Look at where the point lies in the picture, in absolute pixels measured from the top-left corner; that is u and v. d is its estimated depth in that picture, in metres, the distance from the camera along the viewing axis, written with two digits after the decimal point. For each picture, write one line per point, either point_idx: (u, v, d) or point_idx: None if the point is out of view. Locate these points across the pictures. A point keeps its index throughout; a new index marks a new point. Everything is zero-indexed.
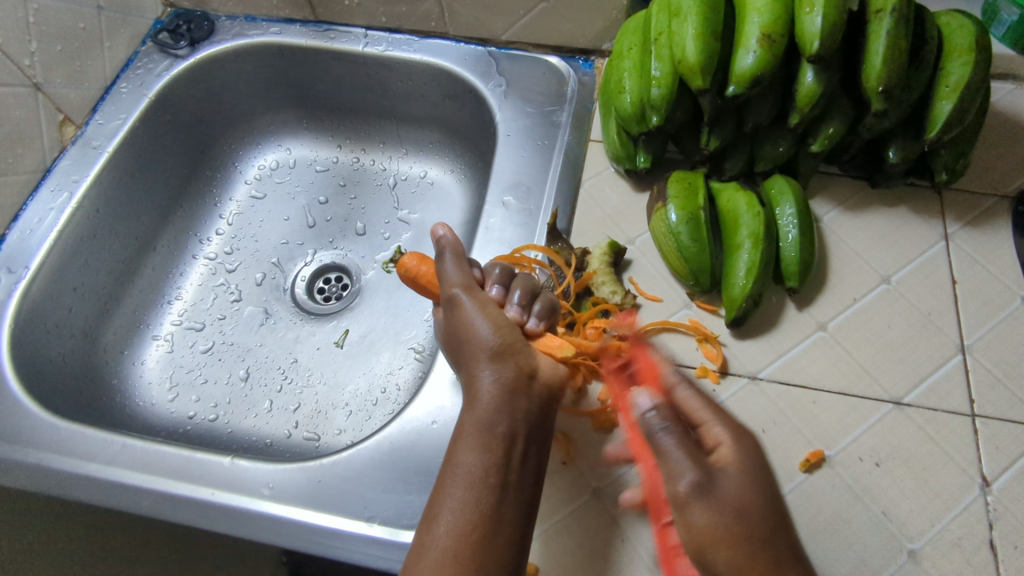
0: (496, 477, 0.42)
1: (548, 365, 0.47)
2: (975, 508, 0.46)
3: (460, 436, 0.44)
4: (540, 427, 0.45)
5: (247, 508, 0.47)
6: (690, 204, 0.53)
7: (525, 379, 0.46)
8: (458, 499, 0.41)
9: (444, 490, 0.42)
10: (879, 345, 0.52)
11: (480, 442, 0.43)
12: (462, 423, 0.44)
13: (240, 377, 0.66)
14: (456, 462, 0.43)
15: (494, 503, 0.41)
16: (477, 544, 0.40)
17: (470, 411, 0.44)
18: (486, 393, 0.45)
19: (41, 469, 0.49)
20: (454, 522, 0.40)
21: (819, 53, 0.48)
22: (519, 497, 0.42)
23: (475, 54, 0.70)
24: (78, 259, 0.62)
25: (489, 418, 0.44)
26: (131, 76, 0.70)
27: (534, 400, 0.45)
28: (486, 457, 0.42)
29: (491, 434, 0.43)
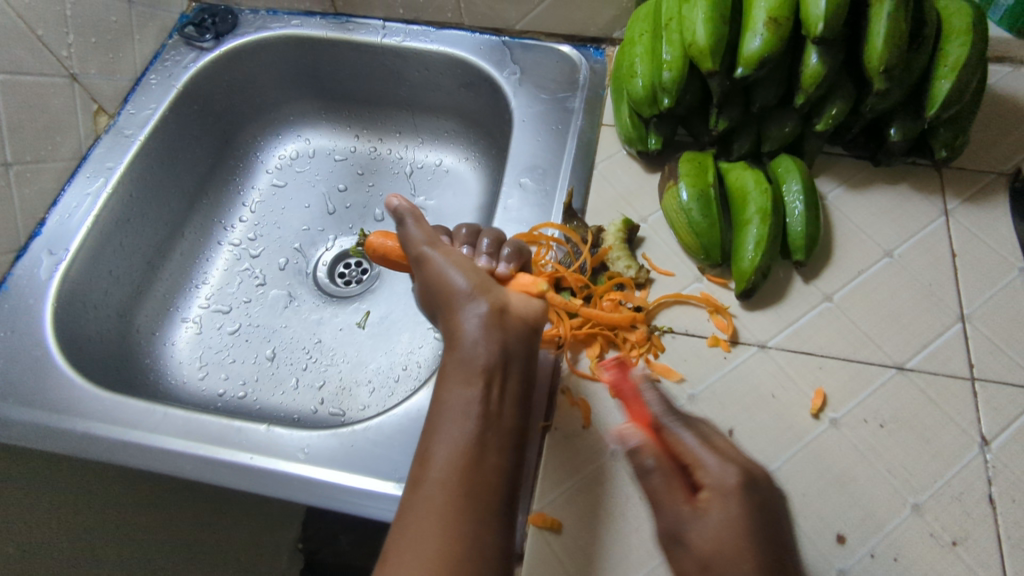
0: (482, 410, 0.43)
1: (521, 300, 0.49)
2: (974, 465, 0.48)
3: (447, 375, 0.46)
4: (523, 367, 0.47)
5: (284, 471, 0.50)
6: (701, 182, 0.56)
7: (501, 313, 0.47)
8: (448, 434, 0.42)
9: (435, 424, 0.43)
10: (882, 314, 0.55)
11: (463, 378, 0.45)
12: (447, 360, 0.47)
13: (267, 357, 0.69)
14: (444, 398, 0.44)
15: (483, 434, 0.43)
16: (467, 469, 0.41)
17: (453, 349, 0.46)
18: (472, 332, 0.46)
19: (88, 437, 0.52)
20: (447, 455, 0.42)
21: (823, 35, 0.50)
22: (502, 429, 0.44)
23: (489, 44, 0.73)
24: (113, 243, 0.65)
25: (478, 359, 0.45)
26: (160, 68, 0.73)
27: (512, 334, 0.46)
28: (471, 390, 0.44)
29: (471, 367, 0.45)
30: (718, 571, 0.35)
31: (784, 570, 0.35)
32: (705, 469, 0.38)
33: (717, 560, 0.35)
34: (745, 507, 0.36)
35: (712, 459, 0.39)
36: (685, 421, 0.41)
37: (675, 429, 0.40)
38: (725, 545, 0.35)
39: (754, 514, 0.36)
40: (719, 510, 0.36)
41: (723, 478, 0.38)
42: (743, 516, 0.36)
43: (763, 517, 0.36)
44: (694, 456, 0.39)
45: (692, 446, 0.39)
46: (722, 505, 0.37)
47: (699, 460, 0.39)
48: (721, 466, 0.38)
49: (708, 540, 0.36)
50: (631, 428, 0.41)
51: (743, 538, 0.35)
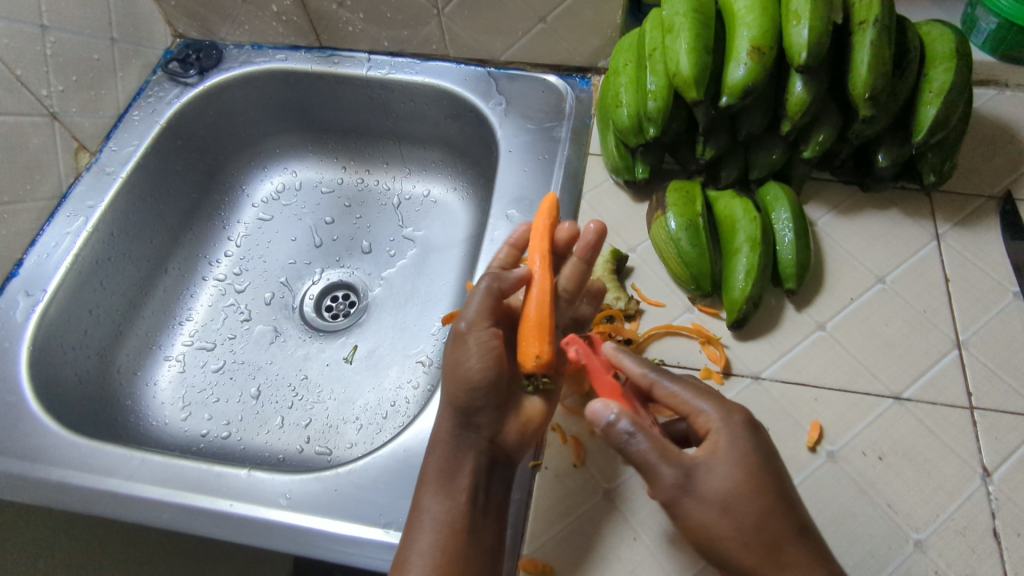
0: (457, 523, 0.44)
1: (513, 437, 0.48)
2: (977, 497, 0.47)
3: (425, 483, 0.46)
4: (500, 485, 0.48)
5: (265, 518, 0.48)
6: (689, 211, 0.55)
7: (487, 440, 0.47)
8: (427, 543, 0.43)
9: (411, 538, 0.44)
10: (877, 341, 0.54)
11: (443, 490, 0.45)
12: (424, 470, 0.47)
13: (251, 395, 0.67)
14: (422, 508, 0.45)
15: (461, 543, 0.44)
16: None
17: (431, 456, 0.47)
18: (455, 444, 0.46)
19: (62, 486, 0.50)
20: (427, 562, 0.42)
21: (807, 63, 0.50)
22: (484, 539, 0.45)
23: (475, 75, 0.73)
24: (92, 282, 0.64)
25: (451, 468, 0.46)
26: (143, 104, 0.73)
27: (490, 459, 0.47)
28: (451, 502, 0.45)
29: (451, 480, 0.46)
30: (738, 502, 0.38)
31: (778, 490, 0.40)
32: (700, 414, 0.42)
33: (735, 494, 0.38)
34: (724, 444, 0.40)
35: (705, 403, 0.42)
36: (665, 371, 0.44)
37: (665, 382, 0.43)
38: (740, 478, 0.39)
39: (728, 453, 0.40)
40: (731, 444, 0.40)
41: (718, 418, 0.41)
42: (746, 446, 0.40)
43: (762, 445, 0.41)
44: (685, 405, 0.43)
45: (682, 395, 0.43)
46: (728, 439, 0.40)
47: (698, 409, 0.42)
48: (716, 404, 0.42)
49: (714, 480, 0.39)
50: (602, 401, 0.40)
51: (751, 466, 0.39)
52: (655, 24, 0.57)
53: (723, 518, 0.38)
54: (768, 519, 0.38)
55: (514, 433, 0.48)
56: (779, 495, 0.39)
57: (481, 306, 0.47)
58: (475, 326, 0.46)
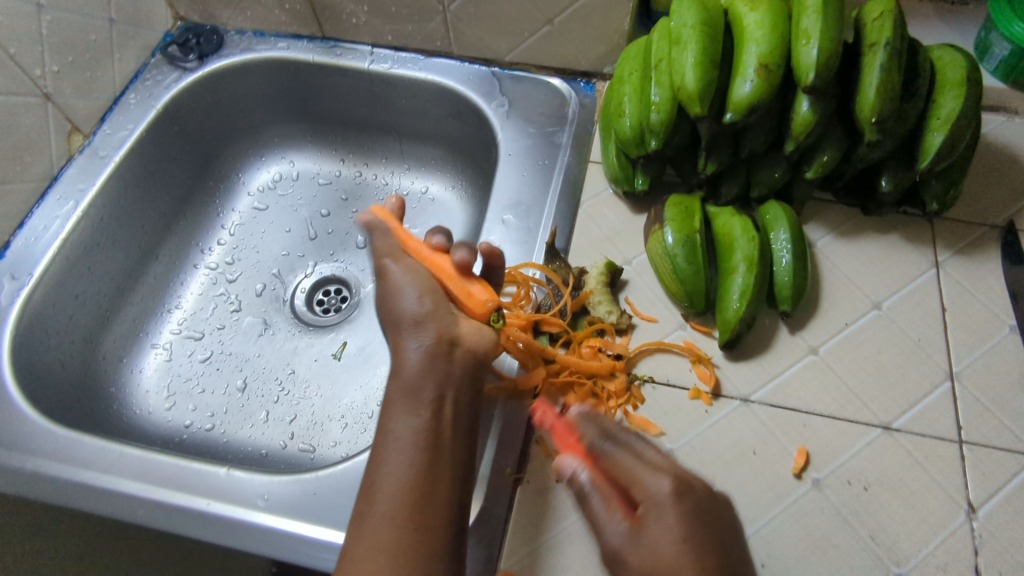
0: (428, 437, 0.43)
1: (470, 332, 0.47)
2: (961, 533, 0.46)
3: (391, 406, 0.45)
4: (463, 393, 0.46)
5: (243, 520, 0.48)
6: (686, 226, 0.54)
7: (446, 346, 0.46)
8: (395, 464, 0.42)
9: (380, 457, 0.43)
10: (870, 369, 0.53)
11: (409, 407, 0.44)
12: (390, 392, 0.46)
13: (237, 388, 0.67)
14: (389, 428, 0.44)
15: (428, 461, 0.42)
16: (416, 505, 0.41)
17: (393, 381, 0.46)
18: (415, 360, 0.45)
19: (38, 476, 0.50)
20: (395, 482, 0.41)
21: (814, 84, 0.49)
22: (453, 459, 0.43)
23: (479, 74, 0.72)
24: (81, 267, 0.63)
25: (415, 385, 0.45)
26: (140, 88, 0.71)
27: (457, 368, 0.46)
28: (414, 421, 0.44)
29: (417, 398, 0.44)
30: None
31: None
32: (641, 486, 0.36)
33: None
34: (648, 514, 0.35)
35: (645, 474, 0.37)
36: (616, 442, 0.39)
37: (606, 449, 0.39)
38: (663, 559, 0.33)
39: (659, 527, 0.34)
40: (659, 520, 0.34)
41: (656, 490, 0.36)
42: (677, 525, 0.34)
43: (701, 520, 0.34)
44: (631, 476, 0.37)
45: (633, 461, 0.37)
46: (658, 515, 0.35)
47: (637, 478, 0.37)
48: (654, 476, 0.36)
49: (641, 556, 0.34)
50: (570, 456, 0.40)
51: (680, 547, 0.33)
52: (662, 34, 0.56)
53: None
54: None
55: (470, 332, 0.47)
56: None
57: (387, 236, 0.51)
58: (397, 259, 0.50)
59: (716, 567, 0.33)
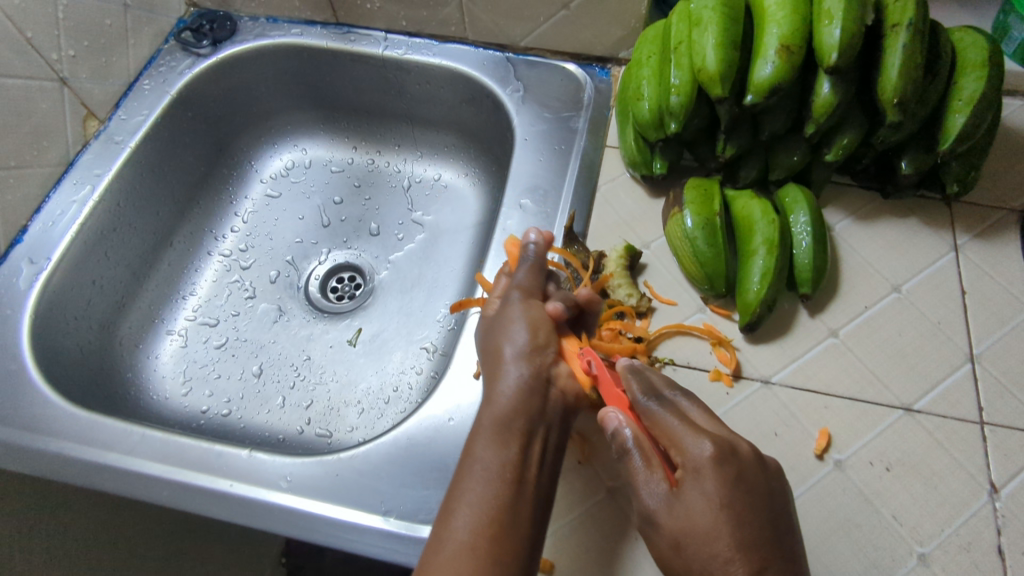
0: (516, 473, 0.41)
1: (568, 374, 0.46)
2: (984, 513, 0.46)
3: (478, 430, 0.43)
4: (558, 434, 0.45)
5: (265, 500, 0.48)
6: (706, 209, 0.54)
7: (543, 381, 0.45)
8: (478, 494, 0.40)
9: (461, 484, 0.41)
10: (890, 352, 0.53)
11: (498, 440, 0.42)
12: (480, 419, 0.44)
13: (253, 373, 0.67)
14: (473, 455, 0.42)
15: (509, 492, 0.40)
16: (496, 537, 0.38)
17: (486, 409, 0.45)
18: (507, 391, 0.44)
19: (60, 458, 0.50)
20: (473, 516, 0.39)
21: (837, 64, 0.49)
22: (536, 493, 0.42)
23: (493, 59, 0.71)
24: (97, 252, 0.63)
25: (507, 416, 0.43)
26: (154, 74, 0.71)
27: (552, 404, 0.45)
28: (504, 454, 0.42)
29: (508, 428, 0.43)
30: (691, 546, 0.37)
31: (739, 541, 0.36)
32: (682, 449, 0.39)
33: (692, 538, 0.37)
34: (692, 483, 0.38)
35: (687, 437, 0.39)
36: (660, 399, 0.41)
37: (648, 409, 0.41)
38: (699, 524, 0.37)
39: (707, 490, 0.37)
40: (697, 487, 0.38)
41: (697, 454, 0.38)
42: (715, 492, 0.37)
43: (740, 486, 0.37)
44: (672, 438, 0.39)
45: (668, 423, 0.40)
46: (695, 481, 0.38)
47: (676, 440, 0.39)
48: (695, 442, 0.38)
49: (674, 515, 0.38)
50: (614, 410, 0.42)
51: (717, 514, 0.37)
52: (681, 16, 0.56)
53: (678, 554, 0.38)
54: (716, 570, 0.36)
55: (567, 373, 0.46)
56: (745, 547, 0.36)
57: (532, 275, 0.51)
58: (528, 297, 0.50)
59: (754, 525, 0.37)
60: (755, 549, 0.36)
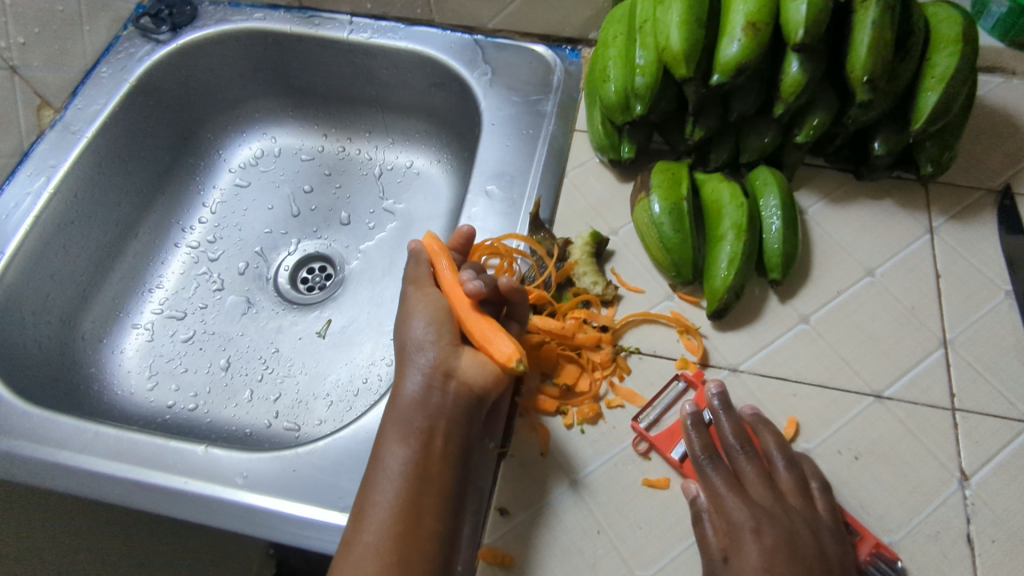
0: (417, 469, 0.43)
1: (470, 364, 0.45)
2: (953, 502, 0.45)
3: (385, 431, 0.45)
4: (461, 428, 0.45)
5: (220, 498, 0.47)
6: (673, 194, 0.53)
7: (442, 377, 0.45)
8: (385, 494, 0.42)
9: (371, 485, 0.43)
10: (861, 337, 0.52)
11: (400, 435, 0.44)
12: (385, 421, 0.45)
13: (221, 367, 0.66)
14: (381, 457, 0.43)
15: (416, 492, 0.42)
16: (401, 537, 0.41)
17: (390, 409, 0.45)
18: (411, 391, 0.45)
19: (11, 456, 0.49)
20: (383, 519, 0.41)
21: (804, 41, 0.47)
22: (441, 491, 0.43)
23: (461, 42, 0.70)
24: (55, 246, 0.62)
25: (407, 415, 0.44)
26: (112, 60, 0.69)
27: (452, 400, 0.45)
28: (405, 451, 0.43)
29: (409, 427, 0.44)
30: None
31: None
32: (729, 514, 0.43)
33: None
34: (743, 549, 0.41)
35: (734, 505, 0.43)
36: (716, 459, 0.45)
37: (705, 469, 0.44)
38: None
39: (755, 549, 0.41)
40: (748, 552, 0.41)
41: (740, 521, 0.42)
42: (761, 556, 0.41)
43: (786, 555, 0.41)
44: (720, 502, 0.43)
45: (716, 487, 0.44)
46: (747, 548, 0.41)
47: (722, 503, 0.43)
48: (740, 511, 0.42)
49: None
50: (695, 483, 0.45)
51: None
52: None
53: None
54: None
55: (469, 365, 0.45)
56: None
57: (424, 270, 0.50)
58: (420, 286, 0.49)
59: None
60: None
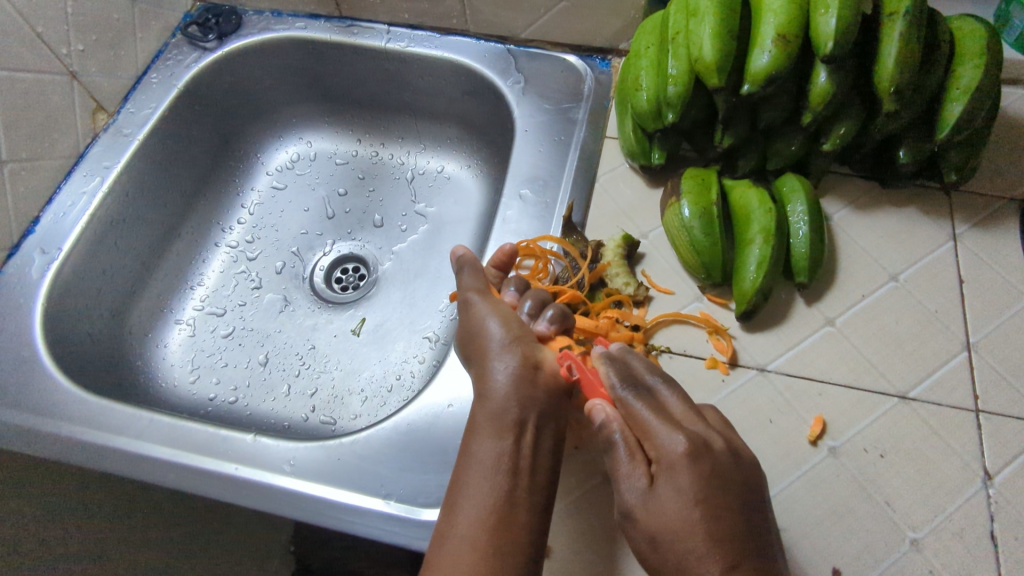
0: (511, 462, 0.44)
1: (555, 358, 0.49)
2: (977, 500, 0.47)
3: (476, 426, 0.46)
4: (550, 420, 0.47)
5: (269, 484, 0.49)
6: (703, 199, 0.55)
7: (532, 369, 0.48)
8: (478, 489, 0.43)
9: (464, 479, 0.44)
10: (887, 340, 0.53)
11: (493, 430, 0.45)
12: (475, 415, 0.47)
13: (260, 362, 0.68)
14: (472, 450, 0.45)
15: (509, 484, 0.43)
16: (497, 528, 0.41)
17: (480, 404, 0.47)
18: (499, 383, 0.47)
19: (72, 442, 0.52)
20: (479, 508, 0.42)
21: (833, 53, 0.49)
22: (535, 483, 0.44)
23: (495, 52, 0.72)
24: (106, 243, 0.65)
25: (499, 408, 0.46)
26: (161, 67, 0.72)
27: (542, 391, 0.47)
28: (499, 443, 0.45)
29: (502, 420, 0.45)
30: (665, 543, 0.39)
31: (714, 533, 0.38)
32: (656, 443, 0.41)
33: (664, 534, 0.39)
34: (665, 475, 0.40)
35: (663, 431, 0.41)
36: (636, 390, 0.43)
37: (625, 399, 0.43)
38: (671, 519, 0.39)
39: (684, 474, 0.39)
40: (669, 482, 0.40)
41: (670, 449, 0.40)
42: (686, 484, 0.39)
43: (712, 480, 0.39)
44: (647, 429, 0.42)
45: (644, 417, 0.42)
46: (668, 477, 0.40)
47: (650, 432, 0.41)
48: (669, 435, 0.40)
49: (649, 511, 0.40)
50: (602, 403, 0.44)
51: (687, 509, 0.39)
52: (679, 7, 0.56)
53: (653, 551, 0.40)
54: (692, 566, 0.38)
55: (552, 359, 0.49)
56: (716, 542, 0.38)
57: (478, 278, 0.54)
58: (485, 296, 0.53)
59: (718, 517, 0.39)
60: (736, 537, 0.38)
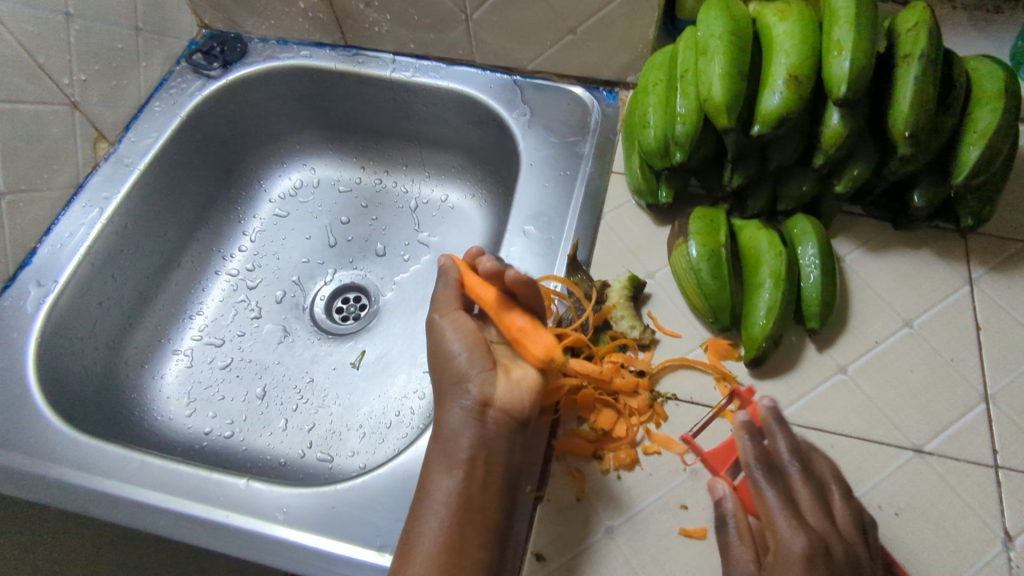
0: (461, 500, 0.44)
1: (507, 389, 0.47)
2: (997, 563, 0.45)
3: (431, 462, 0.46)
4: (503, 454, 0.46)
5: (260, 533, 0.48)
6: (711, 239, 0.53)
7: (484, 407, 0.47)
8: (433, 526, 0.43)
9: (418, 515, 0.44)
10: (901, 389, 0.52)
11: (445, 466, 0.45)
12: (430, 453, 0.47)
13: (257, 395, 0.67)
14: (428, 487, 0.45)
15: (461, 520, 0.44)
16: (449, 564, 0.42)
17: (434, 441, 0.47)
18: (454, 421, 0.47)
19: (61, 484, 0.50)
20: (434, 543, 0.43)
21: (846, 96, 0.48)
22: (484, 520, 0.44)
23: (501, 83, 0.71)
24: (104, 274, 0.64)
25: (450, 445, 0.46)
26: (164, 95, 0.72)
27: (492, 426, 0.46)
28: (451, 481, 0.45)
29: (455, 457, 0.46)
30: None
31: None
32: (776, 534, 0.42)
33: None
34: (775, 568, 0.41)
35: (785, 527, 0.42)
36: (770, 472, 0.44)
37: (757, 482, 0.44)
38: None
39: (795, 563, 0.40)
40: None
41: (789, 543, 0.41)
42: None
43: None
44: (770, 520, 0.43)
45: (769, 501, 0.43)
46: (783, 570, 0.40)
47: (772, 519, 0.42)
48: (792, 534, 0.41)
49: None
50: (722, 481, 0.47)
51: None
52: (688, 44, 0.55)
53: None
54: None
55: (505, 391, 0.47)
56: None
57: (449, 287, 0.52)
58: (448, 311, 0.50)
59: None
60: None
